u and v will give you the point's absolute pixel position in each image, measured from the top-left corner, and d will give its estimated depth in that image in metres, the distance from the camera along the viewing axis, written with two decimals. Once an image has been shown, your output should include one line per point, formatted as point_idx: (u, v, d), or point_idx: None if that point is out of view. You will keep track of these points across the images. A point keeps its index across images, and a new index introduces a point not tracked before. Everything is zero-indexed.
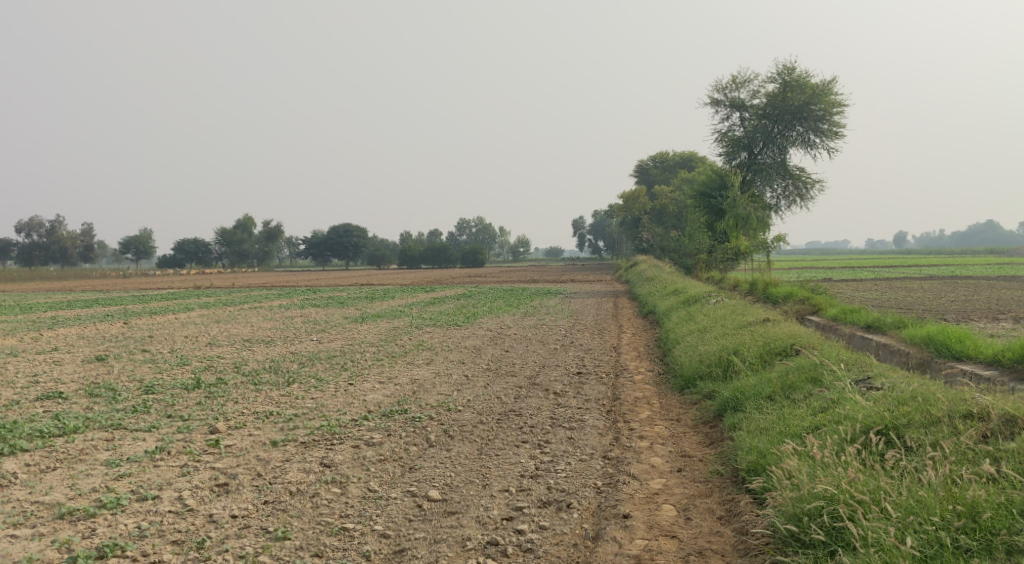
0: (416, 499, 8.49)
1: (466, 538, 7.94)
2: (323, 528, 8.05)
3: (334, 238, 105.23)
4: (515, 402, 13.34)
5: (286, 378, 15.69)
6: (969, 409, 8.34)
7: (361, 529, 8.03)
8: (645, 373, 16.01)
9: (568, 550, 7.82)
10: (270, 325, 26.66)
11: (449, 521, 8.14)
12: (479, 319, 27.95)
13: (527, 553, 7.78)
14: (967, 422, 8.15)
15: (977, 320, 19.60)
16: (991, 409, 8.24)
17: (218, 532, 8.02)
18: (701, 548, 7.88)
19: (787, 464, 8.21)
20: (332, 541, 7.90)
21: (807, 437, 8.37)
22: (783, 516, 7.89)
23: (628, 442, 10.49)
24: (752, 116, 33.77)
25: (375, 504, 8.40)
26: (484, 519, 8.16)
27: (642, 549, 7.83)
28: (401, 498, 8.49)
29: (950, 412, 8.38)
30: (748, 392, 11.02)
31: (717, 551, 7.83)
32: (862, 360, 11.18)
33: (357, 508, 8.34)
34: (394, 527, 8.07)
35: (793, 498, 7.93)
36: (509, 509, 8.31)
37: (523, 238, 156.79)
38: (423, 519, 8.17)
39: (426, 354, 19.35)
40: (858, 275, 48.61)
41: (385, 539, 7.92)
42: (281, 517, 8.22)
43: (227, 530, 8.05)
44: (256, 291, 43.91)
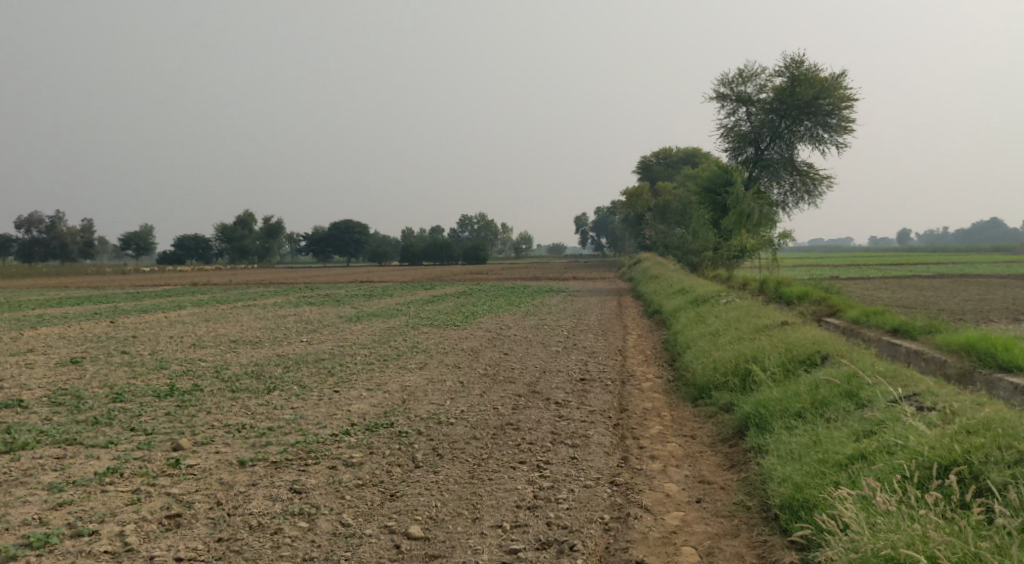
0: (394, 538, 7.33)
1: None
2: None
3: (335, 234, 104.16)
4: (513, 414, 12.22)
5: (268, 384, 14.52)
6: None
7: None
8: (654, 380, 14.91)
9: None
10: (261, 324, 25.47)
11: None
12: (479, 319, 26.79)
13: None
14: None
15: (999, 323, 18.58)
16: None
17: None
18: None
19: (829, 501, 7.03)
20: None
21: (863, 479, 7.11)
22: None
23: (639, 464, 9.38)
24: (759, 111, 32.49)
25: (346, 544, 7.25)
26: None
27: None
28: (377, 537, 7.33)
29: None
30: (774, 408, 9.86)
31: None
32: (901, 373, 10.00)
33: (324, 550, 7.19)
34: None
35: (848, 553, 6.69)
36: (502, 553, 7.15)
37: (525, 233, 155.33)
38: None
39: (421, 358, 18.18)
40: (867, 273, 47.42)
41: None
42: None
43: None
44: (252, 289, 42.66)
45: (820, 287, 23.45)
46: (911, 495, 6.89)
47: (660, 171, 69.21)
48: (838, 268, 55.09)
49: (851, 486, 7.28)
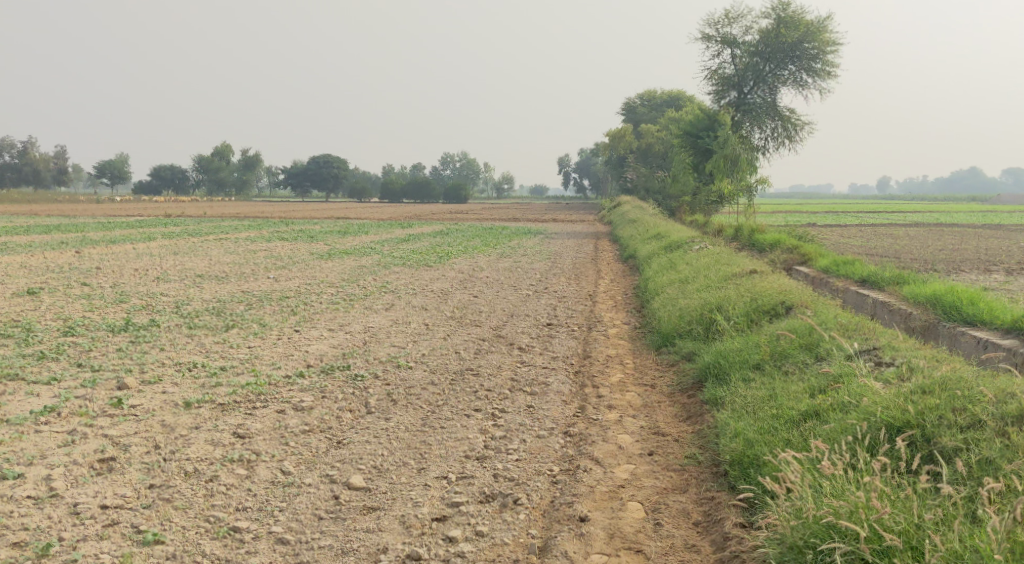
0: (334, 488, 7.13)
1: (381, 549, 6.52)
2: (207, 529, 6.68)
3: (313, 168, 102.87)
4: (473, 359, 12.03)
5: (227, 322, 14.21)
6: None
7: (257, 533, 6.66)
8: (620, 326, 14.75)
9: None
10: (230, 259, 25.05)
11: (366, 523, 6.76)
12: (452, 259, 26.48)
13: None
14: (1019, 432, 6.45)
15: (968, 273, 18.55)
16: None
17: (74, 533, 6.64)
18: None
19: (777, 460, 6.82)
20: (220, 552, 6.49)
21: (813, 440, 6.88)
22: (777, 546, 6.29)
23: (594, 414, 9.21)
24: (744, 53, 31.93)
25: (283, 495, 7.04)
26: (409, 521, 6.78)
27: None
28: (316, 487, 7.13)
29: (997, 412, 6.70)
30: (733, 360, 9.70)
31: None
32: (864, 325, 9.85)
33: (259, 499, 6.98)
34: (297, 530, 6.69)
35: (790, 517, 6.34)
36: (442, 506, 6.95)
37: (506, 172, 154.63)
38: (335, 517, 6.82)
39: (388, 298, 17.91)
40: (845, 221, 47.45)
41: (282, 548, 6.53)
42: (162, 512, 6.84)
43: (87, 530, 6.67)
44: (224, 222, 42.07)
45: (794, 234, 23.25)
46: (859, 456, 6.64)
47: (643, 113, 68.69)
48: (813, 216, 55.15)
49: (803, 445, 7.10)
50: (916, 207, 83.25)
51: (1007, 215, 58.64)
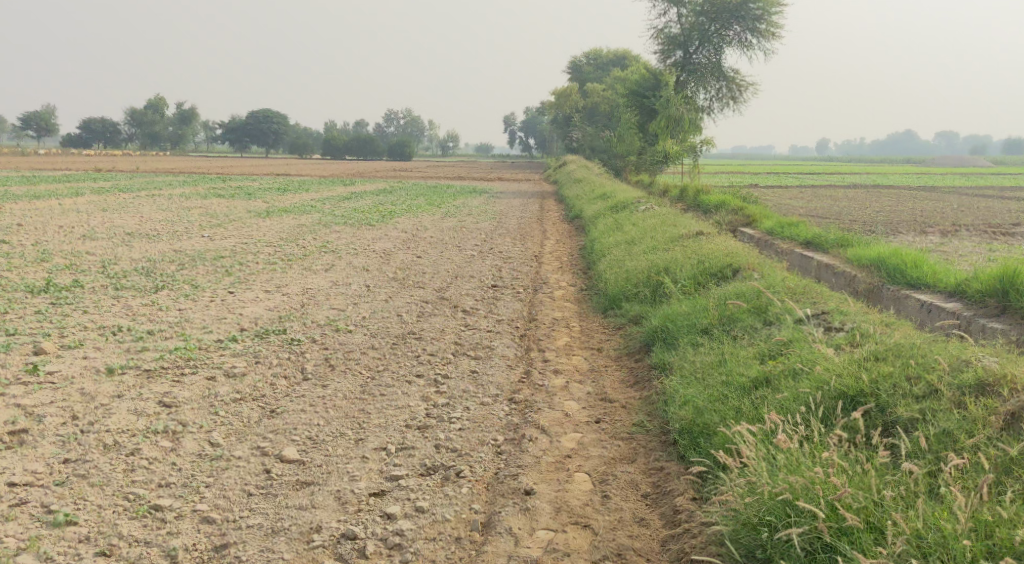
0: (265, 461, 6.79)
1: (315, 528, 6.21)
2: (126, 508, 6.30)
3: (252, 123, 100.37)
4: (416, 322, 11.71)
5: (156, 283, 13.65)
6: (980, 381, 6.49)
7: (181, 511, 6.30)
8: (566, 288, 14.51)
9: (449, 548, 6.12)
10: (162, 216, 24.21)
11: (299, 499, 6.44)
12: (394, 218, 25.98)
13: (394, 553, 6.07)
14: (978, 402, 6.32)
15: (906, 236, 18.65)
16: (1008, 380, 6.40)
17: None
18: (620, 548, 6.20)
19: (728, 431, 6.63)
20: (139, 534, 6.12)
21: (765, 411, 6.72)
22: (732, 524, 6.09)
23: (540, 379, 8.97)
24: (689, 13, 31.67)
25: (210, 470, 6.68)
26: (346, 498, 6.47)
27: (544, 549, 6.14)
28: (246, 461, 6.78)
29: (954, 381, 6.57)
30: (681, 323, 9.51)
31: (638, 552, 6.19)
32: (811, 288, 9.72)
33: (185, 475, 6.62)
34: (224, 508, 6.34)
35: (744, 494, 6.13)
36: (381, 480, 6.65)
37: (451, 130, 153.23)
38: (266, 494, 6.48)
39: (328, 258, 17.43)
40: (787, 182, 47.82)
41: (207, 528, 6.19)
42: (76, 490, 6.43)
43: None
44: (157, 178, 40.85)
45: (738, 196, 23.17)
46: (814, 428, 6.47)
47: (589, 72, 68.21)
48: (754, 176, 55.46)
49: (754, 414, 6.92)
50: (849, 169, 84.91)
51: (942, 177, 59.77)
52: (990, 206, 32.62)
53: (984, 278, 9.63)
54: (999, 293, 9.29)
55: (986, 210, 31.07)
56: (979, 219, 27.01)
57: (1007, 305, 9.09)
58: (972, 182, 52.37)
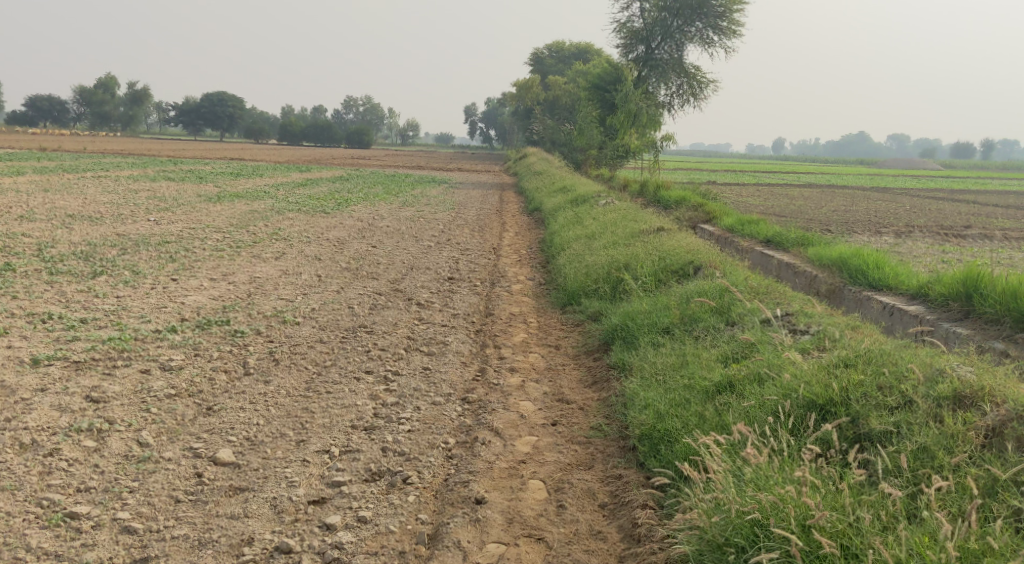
0: (197, 464, 6.36)
1: (248, 540, 5.80)
2: (39, 515, 5.84)
3: (207, 105, 98.62)
4: (368, 315, 11.29)
5: (95, 269, 13.08)
6: (957, 393, 6.27)
7: (98, 520, 5.84)
8: (524, 282, 14.16)
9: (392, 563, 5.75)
10: (108, 199, 23.45)
11: (231, 508, 6.02)
12: (350, 206, 25.45)
13: None
14: (955, 418, 6.10)
15: (863, 235, 18.61)
16: (983, 395, 6.19)
17: None
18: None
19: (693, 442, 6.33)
20: (48, 545, 5.66)
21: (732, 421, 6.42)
22: (696, 543, 5.79)
23: (495, 377, 8.61)
24: (652, 8, 31.40)
25: (135, 473, 6.23)
26: (283, 506, 6.06)
27: None
28: (176, 464, 6.35)
29: (930, 393, 6.34)
30: (641, 322, 9.20)
31: None
32: (775, 289, 9.46)
33: (106, 478, 6.17)
34: (148, 517, 5.91)
35: (710, 512, 5.83)
36: (321, 486, 6.25)
37: (412, 119, 152.10)
38: (196, 501, 6.06)
39: (278, 245, 16.92)
40: (746, 180, 47.92)
41: (127, 539, 5.74)
42: None
43: None
44: (106, 159, 39.79)
45: (698, 192, 22.97)
46: (783, 440, 6.19)
47: (551, 64, 67.96)
48: (712, 174, 55.64)
49: (717, 422, 6.63)
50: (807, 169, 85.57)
51: (897, 179, 60.40)
52: (943, 208, 32.92)
53: (946, 281, 9.40)
54: (962, 298, 9.05)
55: (939, 212, 31.35)
56: (934, 221, 27.12)
57: (970, 310, 8.86)
58: (923, 185, 53.03)
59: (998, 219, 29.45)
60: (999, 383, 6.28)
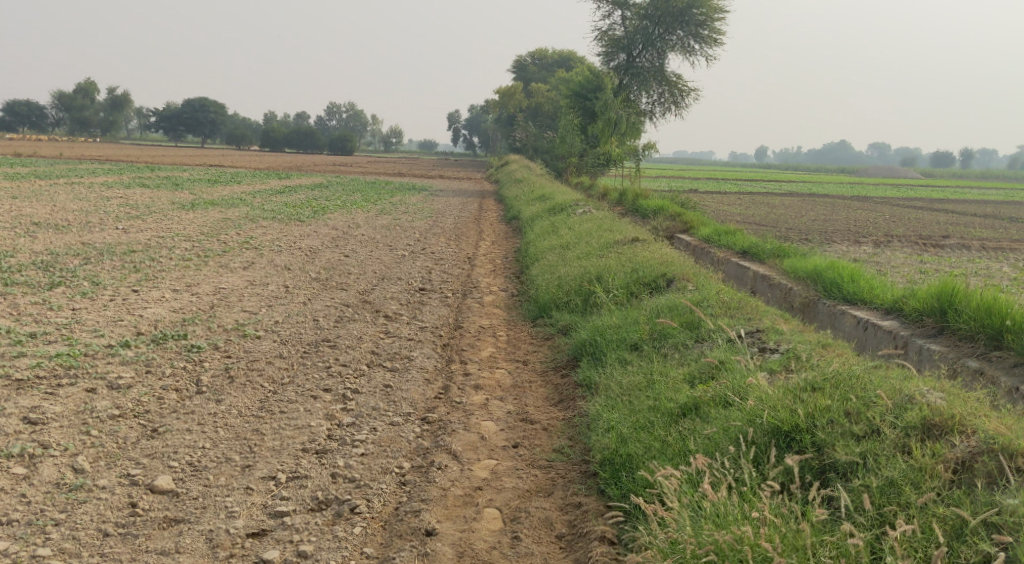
0: (132, 493, 6.18)
1: None
2: None
3: (188, 111, 97.97)
4: (332, 328, 10.99)
5: (54, 279, 12.74)
6: (925, 423, 6.05)
7: (17, 557, 5.60)
8: (497, 293, 13.88)
9: None
10: (78, 206, 23.05)
11: (164, 542, 5.82)
12: (325, 214, 25.14)
13: None
14: (923, 451, 5.87)
15: (841, 245, 18.44)
16: (951, 426, 5.99)
17: None
18: None
19: (651, 472, 6.09)
20: None
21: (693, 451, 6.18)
22: None
23: (459, 395, 8.33)
24: (633, 16, 31.19)
25: (64, 503, 6.02)
26: (220, 540, 5.85)
27: None
28: (109, 492, 6.15)
29: (898, 422, 6.11)
30: (610, 338, 8.94)
31: None
32: (746, 303, 9.21)
33: (32, 508, 5.97)
34: (73, 552, 5.68)
35: (665, 552, 5.61)
36: (262, 517, 6.05)
37: (395, 126, 151.65)
38: (127, 534, 5.85)
39: (248, 254, 16.58)
40: (728, 188, 47.82)
41: None
42: None
43: None
44: (82, 165, 39.30)
45: (677, 201, 22.76)
46: (744, 471, 5.95)
47: (534, 72, 67.80)
48: (694, 182, 55.56)
49: (679, 448, 6.40)
50: (790, 177, 85.72)
51: (880, 188, 60.46)
52: (922, 217, 32.88)
53: (921, 296, 9.17)
54: (938, 313, 8.81)
55: (918, 221, 31.30)
56: (913, 231, 27.01)
57: (944, 325, 8.63)
58: (904, 194, 53.10)
59: (977, 228, 29.41)
60: (970, 413, 6.07)
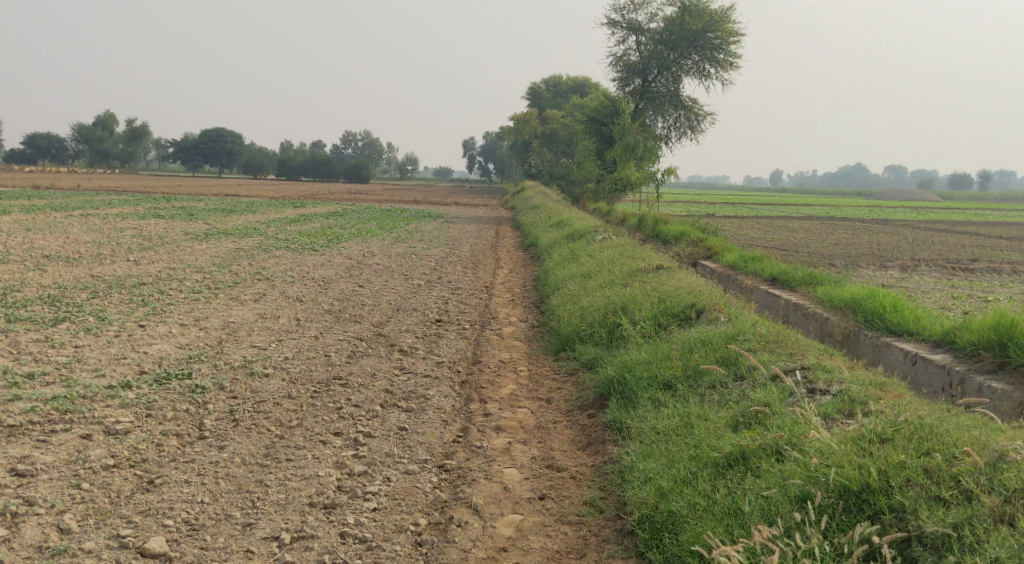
0: (121, 557, 5.81)
1: None
2: None
3: (205, 141, 98.29)
4: (345, 365, 10.45)
5: (59, 315, 12.27)
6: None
7: None
8: (516, 324, 13.34)
9: None
10: (91, 237, 22.67)
11: None
12: (341, 243, 24.71)
13: None
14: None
15: (868, 270, 17.84)
16: None
17: None
18: None
19: (711, 544, 5.70)
20: None
21: (757, 523, 5.79)
22: None
23: (479, 438, 7.75)
24: (647, 42, 30.74)
25: None
26: None
27: None
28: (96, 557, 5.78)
29: (993, 485, 5.63)
30: (639, 375, 8.34)
31: None
32: (786, 336, 8.62)
33: None
34: None
35: None
36: None
37: (411, 154, 151.98)
38: None
39: (260, 286, 16.10)
40: (747, 212, 47.22)
41: None
42: None
43: None
44: (99, 196, 39.11)
45: (697, 226, 22.21)
46: (810, 542, 5.57)
47: (548, 98, 67.53)
48: (711, 206, 55.02)
49: (730, 508, 6.04)
50: (807, 199, 85.06)
51: (899, 211, 59.71)
52: (945, 241, 32.23)
53: (975, 328, 8.56)
54: (996, 346, 8.19)
55: (941, 244, 30.64)
56: (937, 254, 26.38)
57: (1005, 360, 8.02)
58: (925, 216, 52.38)
59: (1003, 251, 28.76)
60: None
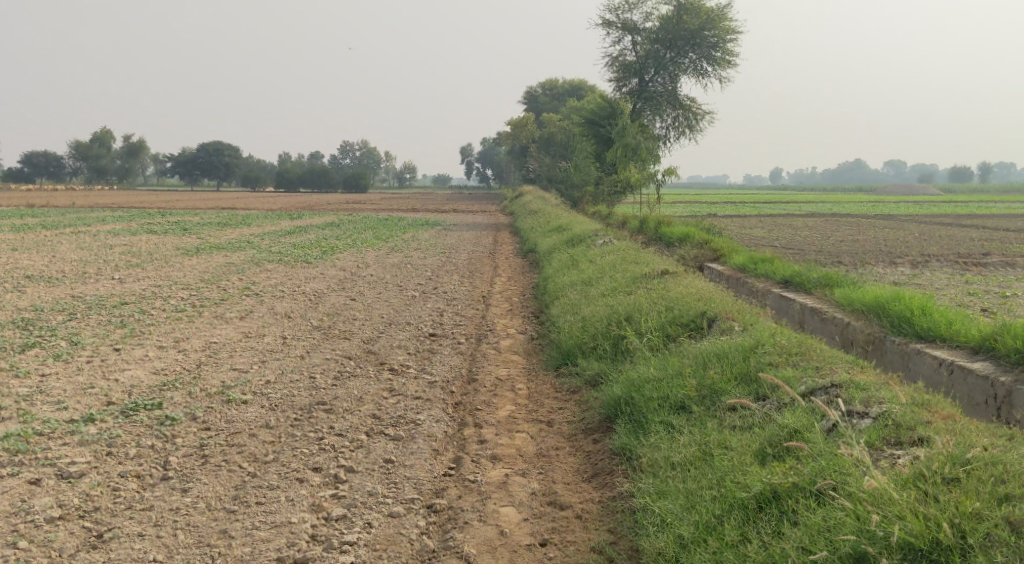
0: None
1: None
2: None
3: (203, 155, 97.74)
4: (329, 387, 9.68)
5: (29, 341, 11.51)
6: None
7: None
8: (514, 336, 12.60)
9: None
10: (78, 256, 21.92)
11: None
12: (335, 255, 23.99)
13: None
14: None
15: (879, 267, 17.05)
16: None
17: None
18: None
19: None
20: None
21: None
22: None
23: (472, 468, 7.02)
24: (643, 41, 29.98)
25: None
26: None
27: None
28: None
29: None
30: (649, 394, 7.59)
31: None
32: (808, 345, 7.85)
33: None
34: None
35: None
36: None
37: (409, 162, 151.30)
38: None
39: (247, 302, 15.34)
40: (749, 211, 46.37)
41: None
42: None
43: None
44: (94, 213, 38.39)
45: (700, 227, 21.44)
46: None
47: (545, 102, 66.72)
48: (713, 206, 54.10)
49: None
50: (809, 195, 84.20)
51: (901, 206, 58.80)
52: (953, 235, 31.40)
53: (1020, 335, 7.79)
54: None
55: (949, 239, 29.84)
56: (946, 249, 25.58)
57: None
58: (929, 210, 51.50)
59: (1012, 244, 27.98)
60: None
